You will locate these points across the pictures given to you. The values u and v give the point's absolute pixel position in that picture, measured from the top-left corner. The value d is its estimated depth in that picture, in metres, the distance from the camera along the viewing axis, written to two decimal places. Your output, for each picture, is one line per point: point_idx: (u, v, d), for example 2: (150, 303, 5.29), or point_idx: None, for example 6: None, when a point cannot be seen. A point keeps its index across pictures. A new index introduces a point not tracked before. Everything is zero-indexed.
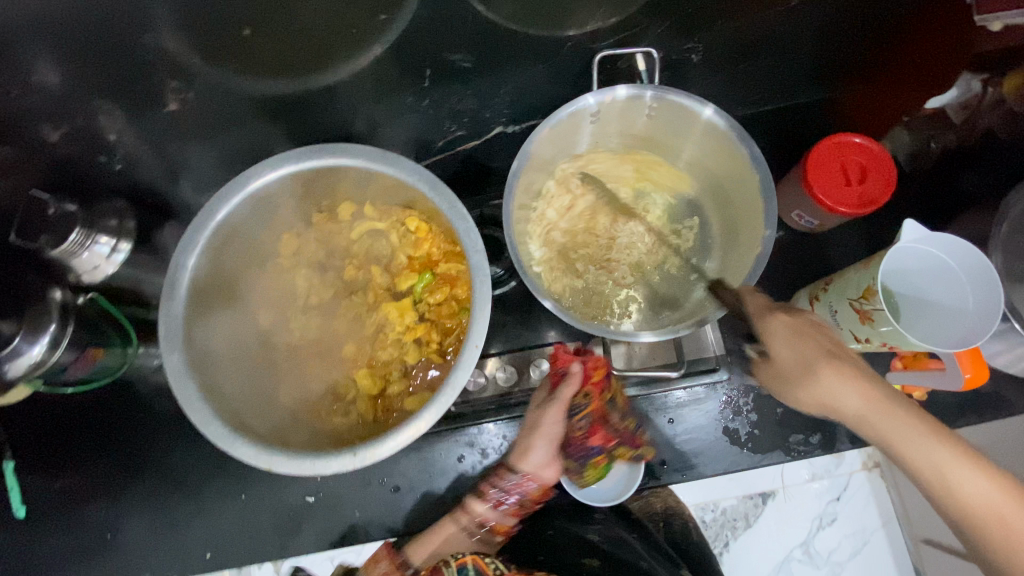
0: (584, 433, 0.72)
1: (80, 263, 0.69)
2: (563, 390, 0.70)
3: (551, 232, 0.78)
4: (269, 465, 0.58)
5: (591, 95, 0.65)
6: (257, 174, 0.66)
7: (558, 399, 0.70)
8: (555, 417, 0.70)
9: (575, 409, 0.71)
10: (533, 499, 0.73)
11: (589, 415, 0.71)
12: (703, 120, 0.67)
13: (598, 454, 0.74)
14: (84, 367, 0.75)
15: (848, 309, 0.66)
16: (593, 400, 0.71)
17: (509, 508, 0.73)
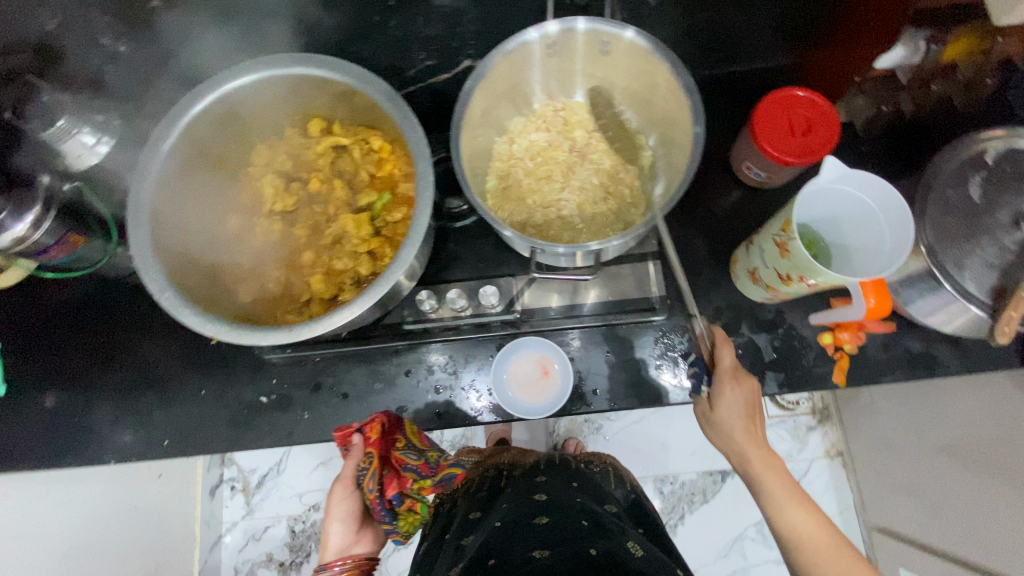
0: (377, 492, 0.80)
1: (66, 150, 0.76)
2: (348, 462, 0.79)
3: (506, 166, 0.83)
4: (214, 332, 0.64)
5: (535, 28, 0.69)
6: (229, 76, 0.71)
7: (346, 471, 0.79)
8: (342, 494, 0.79)
9: (362, 474, 0.78)
10: (355, 563, 0.78)
11: (374, 474, 0.78)
12: (624, 43, 0.71)
13: (395, 499, 0.84)
14: (63, 254, 0.81)
15: (771, 245, 0.69)
16: (375, 460, 0.77)
17: (348, 567, 0.77)
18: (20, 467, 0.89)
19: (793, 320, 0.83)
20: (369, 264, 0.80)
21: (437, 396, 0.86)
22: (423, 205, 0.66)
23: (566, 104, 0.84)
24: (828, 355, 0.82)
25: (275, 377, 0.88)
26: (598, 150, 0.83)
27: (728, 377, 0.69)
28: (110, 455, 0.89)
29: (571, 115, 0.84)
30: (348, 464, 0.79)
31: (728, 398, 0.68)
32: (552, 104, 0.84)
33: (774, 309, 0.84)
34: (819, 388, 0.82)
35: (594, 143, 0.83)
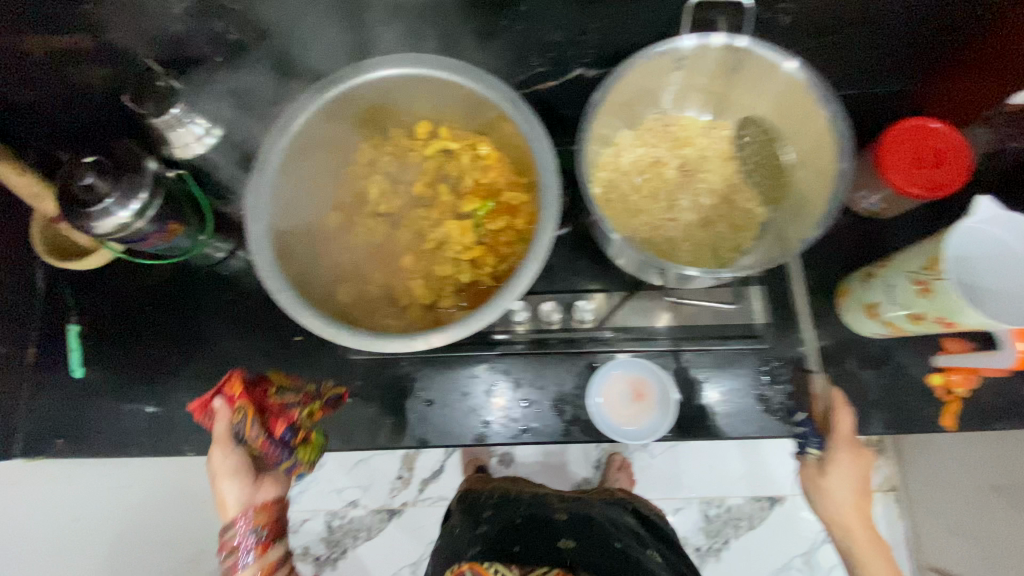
0: (264, 439, 0.69)
1: (175, 137, 0.74)
2: (219, 423, 0.67)
3: (617, 175, 0.79)
4: (333, 335, 0.62)
5: (687, 36, 0.66)
6: (353, 72, 0.70)
7: (216, 433, 0.66)
8: (221, 452, 0.65)
9: (237, 430, 0.68)
10: (273, 518, 0.66)
11: (253, 420, 0.69)
12: (783, 74, 0.68)
13: (292, 440, 0.73)
14: (161, 242, 0.79)
15: (907, 282, 0.66)
16: (248, 410, 0.69)
17: (259, 534, 0.65)
18: (101, 451, 0.89)
19: (900, 356, 0.80)
20: (471, 272, 0.78)
21: (524, 410, 0.83)
22: (548, 219, 0.63)
23: (678, 119, 0.81)
24: (937, 396, 0.79)
25: (360, 379, 0.87)
26: (712, 168, 0.80)
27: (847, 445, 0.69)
28: (190, 446, 0.88)
29: (684, 129, 0.81)
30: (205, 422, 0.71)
31: (844, 467, 0.68)
32: (663, 120, 0.81)
33: (881, 344, 0.81)
34: (925, 430, 0.79)
35: (706, 162, 0.80)
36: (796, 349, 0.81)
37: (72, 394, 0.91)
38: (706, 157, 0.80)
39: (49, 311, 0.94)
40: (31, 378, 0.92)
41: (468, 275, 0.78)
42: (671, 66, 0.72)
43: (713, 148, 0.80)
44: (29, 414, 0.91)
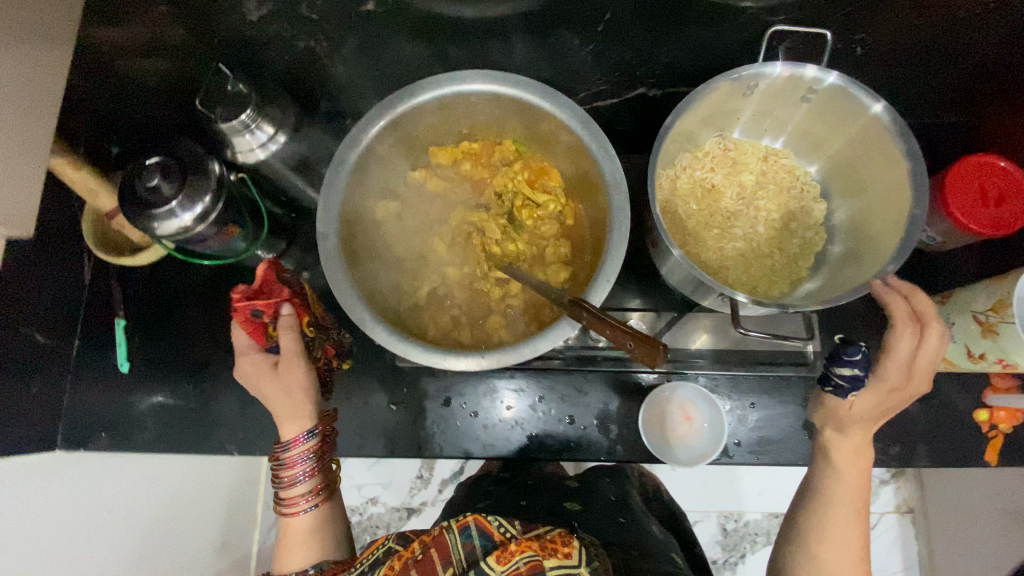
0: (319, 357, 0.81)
1: (240, 142, 0.75)
2: (284, 332, 0.71)
3: (685, 196, 0.79)
4: (403, 351, 0.64)
5: (779, 64, 0.66)
6: (424, 88, 0.71)
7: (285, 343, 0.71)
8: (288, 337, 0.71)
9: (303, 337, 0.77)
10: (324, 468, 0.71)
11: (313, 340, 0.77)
12: (865, 115, 0.66)
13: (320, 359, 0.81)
14: (217, 245, 0.80)
15: (969, 322, 0.66)
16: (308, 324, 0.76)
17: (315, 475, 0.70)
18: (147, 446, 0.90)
19: (949, 391, 0.80)
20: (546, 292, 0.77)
21: (569, 425, 0.84)
22: (618, 240, 0.65)
23: (739, 144, 0.80)
24: (983, 433, 0.79)
25: (405, 386, 0.87)
26: (770, 196, 0.79)
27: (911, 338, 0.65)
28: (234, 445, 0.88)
29: (745, 152, 0.80)
30: (292, 342, 0.71)
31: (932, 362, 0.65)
32: (721, 143, 0.80)
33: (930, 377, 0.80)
34: (968, 465, 0.79)
35: (763, 188, 0.79)
36: None
37: (120, 388, 0.92)
38: (766, 183, 0.79)
39: (95, 305, 0.94)
40: (77, 372, 0.92)
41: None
42: (743, 92, 0.72)
43: (770, 174, 0.79)
44: (76, 407, 0.91)
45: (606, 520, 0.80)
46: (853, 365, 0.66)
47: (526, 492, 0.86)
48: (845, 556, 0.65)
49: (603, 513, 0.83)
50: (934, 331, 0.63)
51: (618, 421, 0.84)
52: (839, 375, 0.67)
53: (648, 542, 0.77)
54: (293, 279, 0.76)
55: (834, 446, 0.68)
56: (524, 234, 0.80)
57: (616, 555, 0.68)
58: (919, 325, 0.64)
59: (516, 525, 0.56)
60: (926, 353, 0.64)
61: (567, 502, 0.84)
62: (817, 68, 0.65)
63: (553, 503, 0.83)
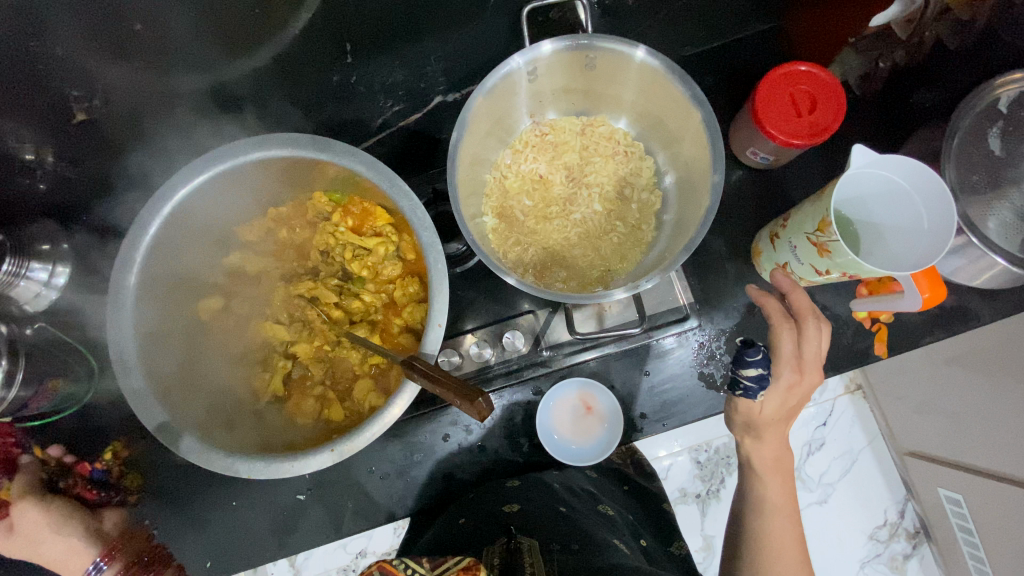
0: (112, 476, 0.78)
1: (19, 292, 0.68)
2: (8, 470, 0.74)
3: (515, 197, 0.76)
4: (248, 472, 0.60)
5: (518, 54, 0.63)
6: (186, 177, 0.64)
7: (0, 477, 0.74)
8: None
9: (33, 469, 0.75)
10: None
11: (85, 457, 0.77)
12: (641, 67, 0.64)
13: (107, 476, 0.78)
14: (47, 401, 0.72)
15: (807, 244, 0.66)
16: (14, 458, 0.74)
17: None
18: None
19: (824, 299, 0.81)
20: (401, 339, 0.73)
21: (482, 453, 0.82)
22: (437, 278, 0.62)
23: (553, 125, 0.77)
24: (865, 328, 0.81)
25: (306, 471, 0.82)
26: (596, 169, 0.76)
27: (786, 321, 0.63)
28: None
29: (560, 130, 0.76)
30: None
31: (809, 335, 0.62)
32: (537, 129, 0.76)
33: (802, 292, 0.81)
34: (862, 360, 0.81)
35: (589, 162, 0.76)
36: (722, 321, 0.82)
37: None
38: (588, 156, 0.76)
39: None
40: None
41: (401, 343, 0.73)
42: (525, 79, 0.68)
43: (590, 147, 0.76)
44: None
45: (544, 510, 0.72)
46: (756, 366, 0.63)
47: (464, 507, 0.74)
48: (762, 495, 0.67)
49: (540, 500, 0.74)
50: (811, 324, 0.62)
51: (530, 433, 0.83)
52: (745, 377, 0.64)
53: (598, 532, 0.69)
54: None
55: (754, 454, 0.67)
56: (365, 286, 0.75)
57: (553, 560, 0.64)
58: (796, 322, 0.63)
59: (424, 561, 0.55)
60: (811, 345, 0.62)
61: (506, 504, 0.73)
62: (558, 39, 0.62)
63: (491, 511, 0.72)
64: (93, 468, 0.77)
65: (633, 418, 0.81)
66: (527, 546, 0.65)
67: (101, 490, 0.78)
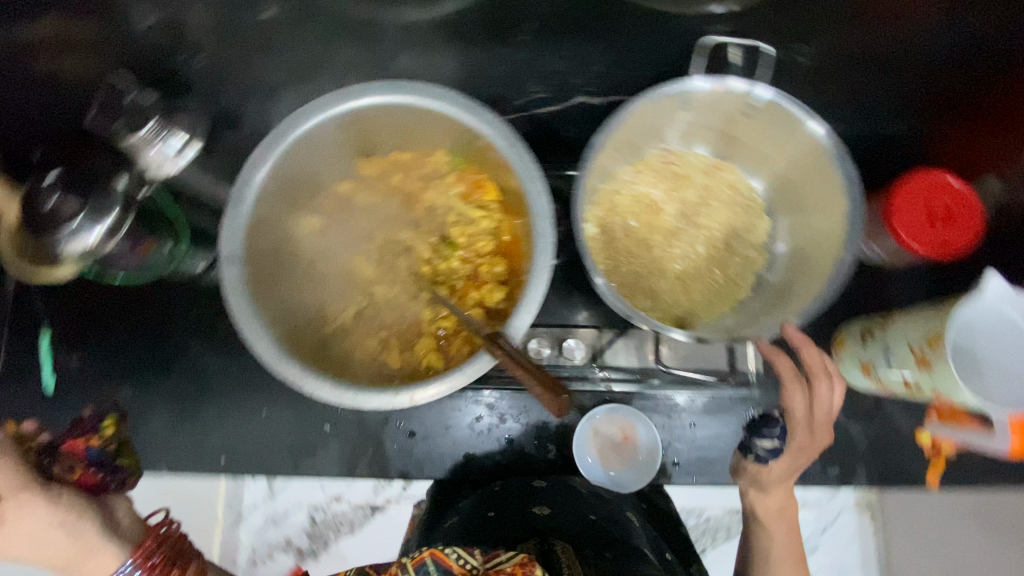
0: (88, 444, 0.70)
1: (149, 156, 0.71)
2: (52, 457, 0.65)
3: (625, 213, 0.75)
4: (312, 388, 0.61)
5: (693, 79, 0.63)
6: (338, 98, 0.67)
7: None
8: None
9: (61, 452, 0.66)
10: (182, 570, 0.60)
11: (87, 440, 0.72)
12: (800, 129, 0.64)
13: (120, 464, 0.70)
14: (133, 261, 0.76)
15: (905, 351, 0.66)
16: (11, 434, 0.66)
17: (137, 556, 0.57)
18: None
19: (891, 410, 0.79)
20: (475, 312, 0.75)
21: (507, 445, 0.82)
22: (541, 267, 0.62)
23: (682, 158, 0.77)
24: (925, 454, 0.78)
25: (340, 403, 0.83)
26: (711, 212, 0.75)
27: (796, 380, 0.63)
28: (164, 467, 0.83)
29: (687, 164, 0.77)
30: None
31: (824, 395, 0.63)
32: (666, 156, 0.77)
33: (873, 396, 0.79)
34: (912, 484, 0.78)
35: (707, 204, 0.76)
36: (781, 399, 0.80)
37: (37, 411, 0.83)
38: (707, 197, 0.76)
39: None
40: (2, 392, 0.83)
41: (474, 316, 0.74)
42: (679, 105, 0.69)
43: (712, 189, 0.76)
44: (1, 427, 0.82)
45: (573, 520, 0.77)
46: (769, 438, 0.70)
47: (494, 499, 0.79)
48: None
49: (567, 509, 0.78)
50: (824, 383, 0.63)
51: (558, 441, 0.82)
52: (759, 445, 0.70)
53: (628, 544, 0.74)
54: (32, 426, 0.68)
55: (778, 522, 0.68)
56: (456, 251, 0.76)
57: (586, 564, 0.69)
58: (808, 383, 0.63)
59: (477, 554, 0.54)
60: (825, 402, 0.63)
61: (535, 505, 0.78)
62: (733, 79, 0.62)
63: (520, 512, 0.77)
64: (87, 446, 0.70)
65: (664, 463, 0.81)
66: (560, 548, 0.68)
67: (95, 464, 0.69)
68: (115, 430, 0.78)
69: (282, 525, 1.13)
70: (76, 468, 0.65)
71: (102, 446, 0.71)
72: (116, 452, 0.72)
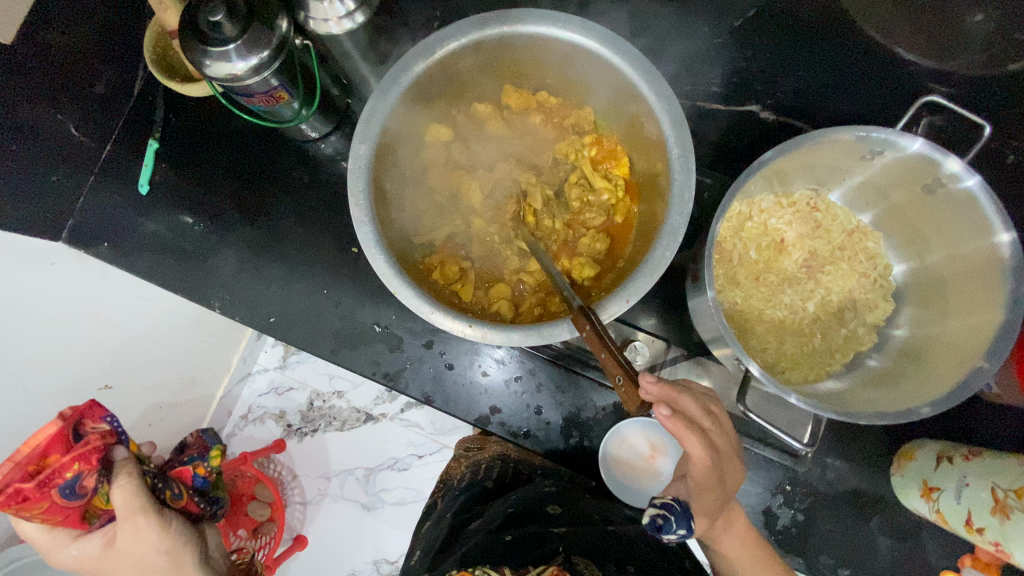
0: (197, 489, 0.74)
1: (318, 8, 0.77)
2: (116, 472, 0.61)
3: (750, 240, 0.70)
4: (396, 289, 0.62)
5: (896, 133, 0.57)
6: (522, 17, 0.64)
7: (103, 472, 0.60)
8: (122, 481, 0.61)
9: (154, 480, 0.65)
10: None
11: (180, 481, 0.69)
12: (983, 228, 0.58)
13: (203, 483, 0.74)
14: (263, 104, 0.75)
15: (983, 491, 0.62)
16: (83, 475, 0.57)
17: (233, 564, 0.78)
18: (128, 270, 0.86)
19: (927, 540, 0.74)
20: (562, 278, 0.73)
21: (535, 415, 0.81)
22: (655, 261, 0.60)
23: (829, 208, 0.72)
24: None
25: (395, 312, 0.83)
26: (835, 274, 0.71)
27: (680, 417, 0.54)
28: (218, 304, 0.85)
29: (831, 217, 0.72)
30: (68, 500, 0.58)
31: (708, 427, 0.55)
32: (812, 200, 0.72)
33: (915, 518, 0.74)
34: None
35: (834, 263, 0.71)
36: (820, 484, 0.75)
37: (126, 208, 0.86)
38: (837, 258, 0.71)
39: (120, 89, 0.84)
40: (101, 178, 0.85)
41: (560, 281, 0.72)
42: (860, 154, 0.63)
43: (845, 252, 0.71)
44: (89, 208, 0.85)
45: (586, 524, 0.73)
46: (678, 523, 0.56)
47: (508, 523, 0.74)
48: None
49: (578, 514, 0.75)
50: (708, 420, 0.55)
51: (584, 431, 0.81)
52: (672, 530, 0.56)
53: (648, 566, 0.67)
54: (105, 424, 0.61)
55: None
56: (565, 212, 0.73)
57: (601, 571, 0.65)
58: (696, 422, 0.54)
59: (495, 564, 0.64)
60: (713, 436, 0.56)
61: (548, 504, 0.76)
62: (940, 150, 0.56)
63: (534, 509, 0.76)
64: (195, 473, 0.73)
65: None
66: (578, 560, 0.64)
67: (200, 498, 0.73)
68: (220, 460, 0.77)
69: (282, 397, 1.17)
70: (184, 494, 0.70)
71: (208, 475, 0.75)
72: (213, 480, 0.76)
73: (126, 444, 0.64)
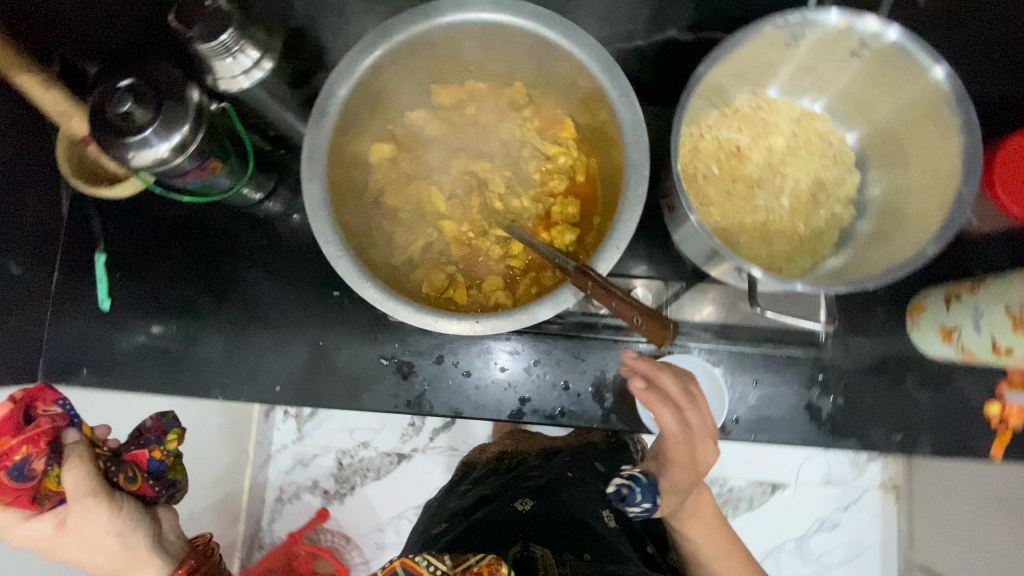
0: (146, 475, 0.65)
1: (222, 67, 0.71)
2: (54, 453, 0.59)
3: (709, 158, 0.72)
4: (394, 311, 0.61)
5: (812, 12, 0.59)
6: (428, 12, 0.63)
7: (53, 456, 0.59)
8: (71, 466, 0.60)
9: (105, 466, 0.63)
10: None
11: (125, 463, 0.64)
12: (919, 73, 0.60)
13: (162, 467, 0.66)
14: (197, 180, 0.73)
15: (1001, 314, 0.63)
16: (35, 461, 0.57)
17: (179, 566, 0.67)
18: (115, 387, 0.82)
19: (961, 381, 0.77)
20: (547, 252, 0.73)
21: (564, 392, 0.81)
22: (631, 203, 0.61)
23: (772, 105, 0.74)
24: (990, 426, 0.76)
25: (397, 340, 0.82)
26: (799, 163, 0.72)
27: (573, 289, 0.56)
28: (218, 390, 0.83)
29: (777, 112, 0.74)
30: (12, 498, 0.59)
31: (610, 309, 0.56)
32: (754, 102, 0.74)
33: (944, 365, 0.77)
34: (977, 456, 0.77)
35: (794, 154, 0.73)
36: (849, 364, 0.77)
37: (93, 327, 0.82)
38: (795, 148, 0.73)
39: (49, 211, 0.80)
40: (59, 306, 0.82)
41: None
42: (784, 43, 0.65)
43: (800, 140, 0.73)
44: (58, 340, 0.82)
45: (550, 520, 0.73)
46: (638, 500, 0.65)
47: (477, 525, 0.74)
48: None
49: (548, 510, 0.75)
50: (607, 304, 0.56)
51: (615, 391, 0.81)
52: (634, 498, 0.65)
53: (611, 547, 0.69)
54: (57, 408, 0.60)
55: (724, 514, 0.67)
56: (530, 188, 0.73)
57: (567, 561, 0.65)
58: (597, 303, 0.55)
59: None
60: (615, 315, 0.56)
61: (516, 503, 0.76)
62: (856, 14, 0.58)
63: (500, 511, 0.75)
64: (151, 457, 0.64)
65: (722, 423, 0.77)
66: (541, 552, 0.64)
67: (157, 483, 0.66)
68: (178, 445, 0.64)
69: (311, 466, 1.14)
70: (136, 480, 0.65)
71: (165, 459, 0.65)
72: (174, 464, 0.67)
73: (79, 428, 0.62)
